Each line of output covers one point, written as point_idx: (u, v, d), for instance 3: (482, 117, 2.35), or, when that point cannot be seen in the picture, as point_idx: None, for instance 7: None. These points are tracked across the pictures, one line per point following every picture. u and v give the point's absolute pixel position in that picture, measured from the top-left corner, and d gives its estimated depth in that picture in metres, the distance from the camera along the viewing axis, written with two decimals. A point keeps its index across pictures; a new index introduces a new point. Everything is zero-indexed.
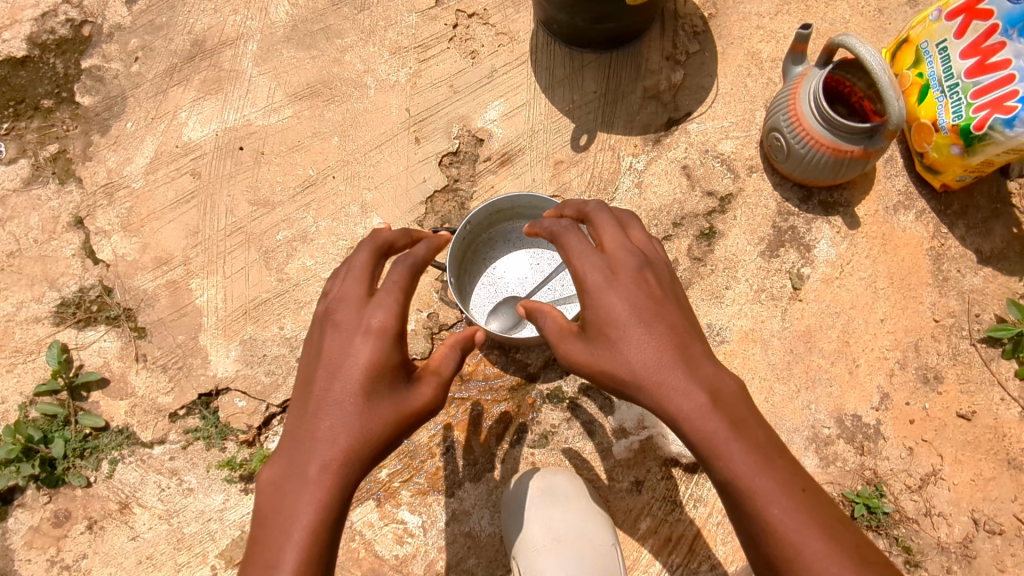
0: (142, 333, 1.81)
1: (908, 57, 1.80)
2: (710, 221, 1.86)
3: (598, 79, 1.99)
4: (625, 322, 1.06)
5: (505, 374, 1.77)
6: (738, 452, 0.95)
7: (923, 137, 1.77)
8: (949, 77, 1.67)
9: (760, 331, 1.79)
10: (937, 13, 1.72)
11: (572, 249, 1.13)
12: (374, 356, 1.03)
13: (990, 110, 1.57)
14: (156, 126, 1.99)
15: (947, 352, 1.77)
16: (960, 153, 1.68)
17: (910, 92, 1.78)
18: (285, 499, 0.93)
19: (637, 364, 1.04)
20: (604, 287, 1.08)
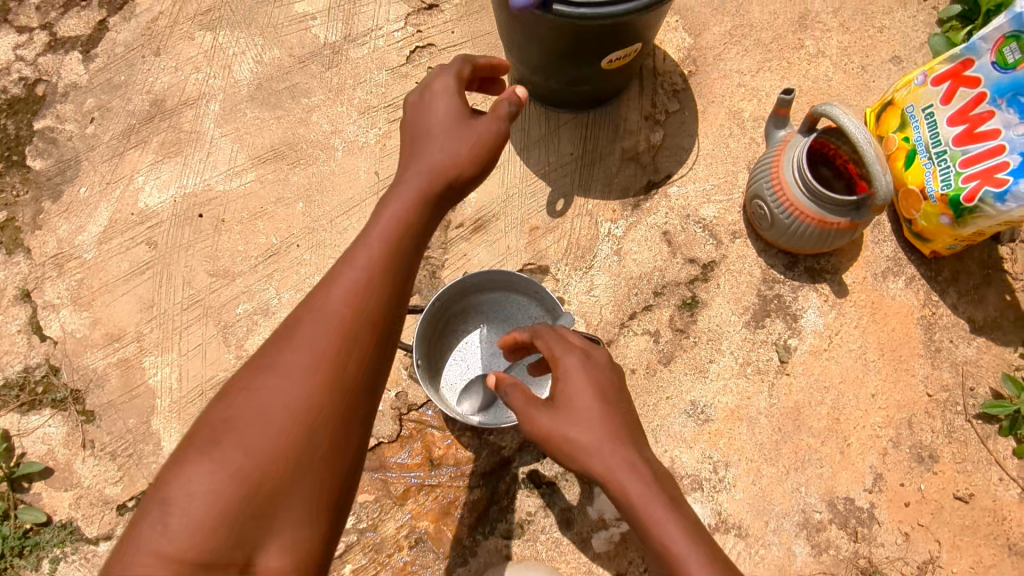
0: (90, 417, 1.70)
1: (892, 119, 1.74)
2: (692, 290, 1.78)
3: (575, 141, 1.91)
4: (590, 391, 1.00)
5: (478, 457, 1.67)
6: (674, 525, 0.85)
7: (910, 204, 1.70)
8: (936, 144, 1.61)
9: (746, 409, 1.70)
10: (922, 77, 1.66)
11: (547, 335, 1.11)
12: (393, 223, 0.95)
13: (980, 181, 1.51)
14: (111, 191, 1.89)
15: (942, 429, 1.68)
16: (949, 224, 1.61)
17: (896, 156, 1.71)
18: (274, 393, 0.81)
19: (595, 430, 0.95)
20: (576, 365, 1.03)
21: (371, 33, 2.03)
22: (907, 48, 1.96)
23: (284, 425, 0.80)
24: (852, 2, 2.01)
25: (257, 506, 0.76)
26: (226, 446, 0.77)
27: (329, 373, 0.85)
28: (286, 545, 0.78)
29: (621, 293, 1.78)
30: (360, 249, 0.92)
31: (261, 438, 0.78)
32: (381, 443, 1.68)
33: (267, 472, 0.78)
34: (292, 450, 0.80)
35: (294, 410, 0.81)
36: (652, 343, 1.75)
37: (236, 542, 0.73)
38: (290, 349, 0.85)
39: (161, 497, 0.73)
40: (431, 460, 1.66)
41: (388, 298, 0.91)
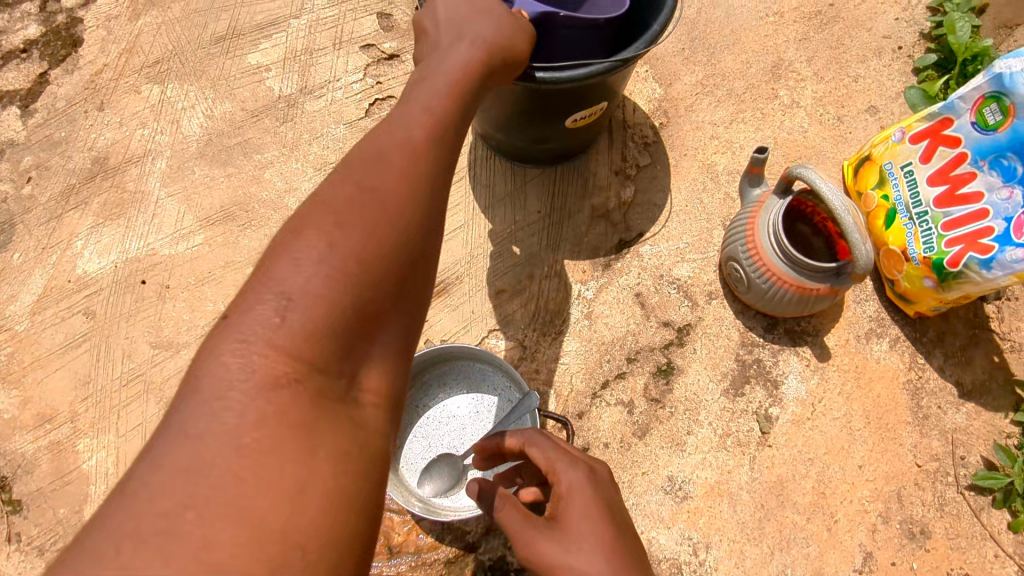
0: (16, 508, 1.56)
1: (870, 176, 1.67)
2: (667, 355, 1.68)
3: (542, 197, 1.83)
4: (595, 514, 0.90)
5: (441, 543, 1.54)
6: None
7: (892, 264, 1.62)
8: (916, 204, 1.54)
9: (727, 484, 1.59)
10: (899, 133, 1.60)
11: (544, 444, 1.02)
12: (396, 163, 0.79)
13: (965, 245, 1.44)
14: (47, 256, 1.76)
15: (933, 502, 1.59)
16: (932, 287, 1.53)
17: (875, 214, 1.64)
18: (313, 252, 0.69)
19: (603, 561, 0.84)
20: (581, 483, 0.95)
21: (328, 85, 1.94)
22: (883, 97, 1.90)
23: (333, 278, 0.69)
24: (825, 51, 1.95)
25: (317, 331, 0.67)
26: (273, 326, 0.66)
27: (386, 237, 0.74)
28: (360, 438, 0.69)
29: (593, 359, 1.68)
30: (392, 131, 0.83)
31: (369, 221, 0.73)
32: None
33: (326, 354, 0.68)
34: (348, 300, 0.69)
35: (352, 252, 0.71)
36: (626, 414, 1.64)
37: (297, 452, 0.62)
38: (365, 175, 0.77)
39: (197, 394, 0.63)
40: (389, 548, 1.54)
41: (440, 160, 0.84)
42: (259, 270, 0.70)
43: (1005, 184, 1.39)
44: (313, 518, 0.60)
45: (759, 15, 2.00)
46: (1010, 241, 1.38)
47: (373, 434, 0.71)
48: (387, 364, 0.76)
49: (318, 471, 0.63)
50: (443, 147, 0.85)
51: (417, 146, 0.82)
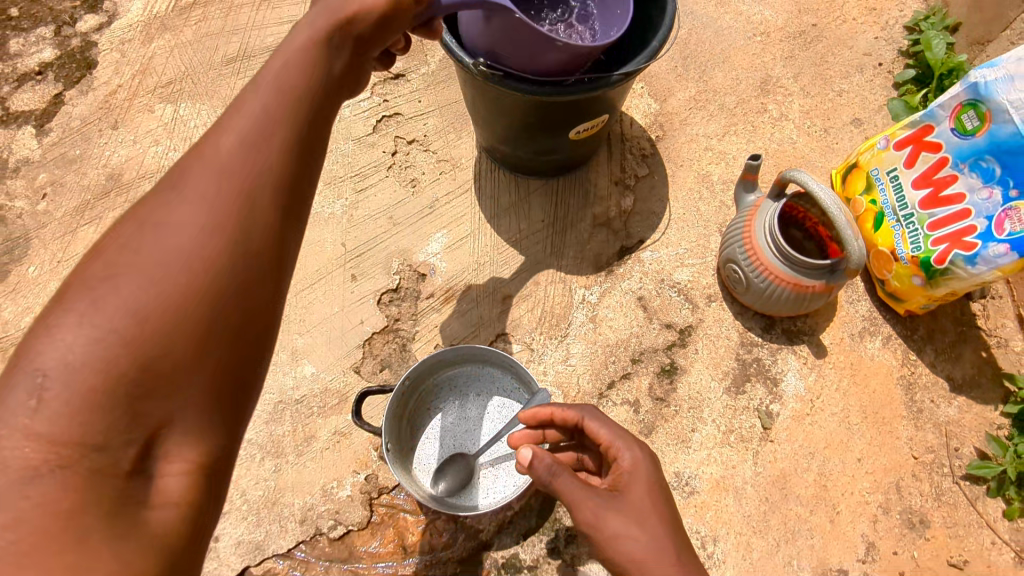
0: None
1: (859, 182, 1.76)
2: (670, 356, 1.74)
3: (546, 207, 1.90)
4: (656, 495, 0.99)
5: (454, 542, 1.57)
6: None
7: (883, 264, 1.70)
8: (902, 207, 1.63)
9: (731, 479, 1.64)
10: (884, 141, 1.69)
11: (603, 422, 1.11)
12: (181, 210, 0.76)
13: (950, 244, 1.52)
14: (62, 270, 1.80)
15: (930, 493, 1.64)
16: (921, 285, 1.61)
17: (865, 217, 1.73)
18: (145, 279, 0.71)
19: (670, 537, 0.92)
20: (643, 462, 1.03)
21: None
22: (866, 110, 2.00)
23: (98, 344, 0.67)
24: (810, 67, 2.07)
25: (79, 410, 0.66)
26: (29, 412, 0.64)
27: (201, 261, 0.75)
28: (137, 531, 0.66)
29: (599, 361, 1.73)
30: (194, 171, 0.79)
31: (135, 288, 0.71)
32: (350, 531, 1.58)
33: (100, 433, 0.66)
34: (113, 372, 0.67)
35: (114, 317, 0.69)
36: (633, 413, 1.69)
37: (61, 547, 0.61)
38: (147, 231, 0.75)
39: None
40: (404, 547, 1.57)
41: (238, 205, 0.79)
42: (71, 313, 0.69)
43: (985, 184, 1.48)
44: (140, 543, 0.66)
45: (747, 35, 2.11)
46: (992, 237, 1.45)
47: (162, 523, 0.69)
48: (191, 426, 0.74)
49: (123, 538, 0.65)
50: (249, 192, 0.80)
51: (209, 198, 0.78)
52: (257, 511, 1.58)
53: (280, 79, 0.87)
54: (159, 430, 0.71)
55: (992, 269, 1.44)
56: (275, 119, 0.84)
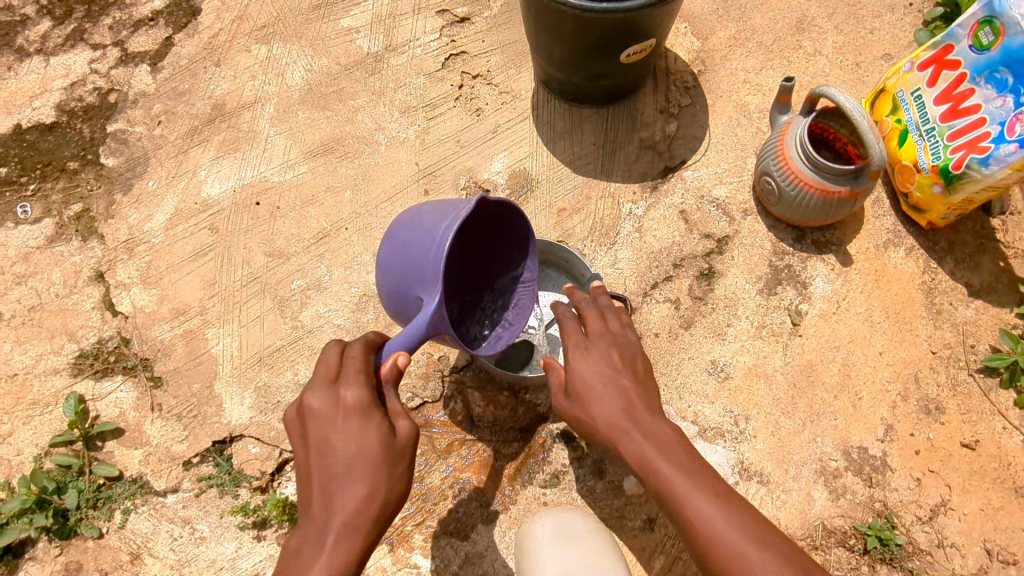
0: (158, 383, 1.85)
1: (886, 105, 1.92)
2: (708, 262, 1.94)
3: (596, 132, 2.11)
4: (590, 372, 1.24)
5: (516, 414, 1.81)
6: (665, 472, 1.11)
7: (907, 177, 1.87)
8: (925, 123, 1.79)
9: (763, 366, 1.83)
10: (908, 66, 1.85)
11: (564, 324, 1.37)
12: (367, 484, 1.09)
13: (966, 150, 1.68)
14: (177, 184, 2.08)
15: (946, 383, 1.81)
16: (941, 193, 1.78)
17: (893, 136, 1.89)
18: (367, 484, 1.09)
19: (600, 407, 1.21)
20: (580, 353, 1.28)
21: (409, 44, 2.25)
22: (896, 46, 2.17)
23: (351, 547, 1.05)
24: (844, 8, 2.23)
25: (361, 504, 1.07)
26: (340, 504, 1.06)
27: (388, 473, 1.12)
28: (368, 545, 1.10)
29: (644, 265, 1.94)
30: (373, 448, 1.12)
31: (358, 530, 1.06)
32: (424, 402, 1.82)
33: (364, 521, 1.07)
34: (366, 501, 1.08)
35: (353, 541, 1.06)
36: (674, 309, 1.89)
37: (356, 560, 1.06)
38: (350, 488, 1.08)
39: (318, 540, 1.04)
40: (472, 418, 1.81)
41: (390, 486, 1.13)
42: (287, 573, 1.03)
43: (999, 94, 1.64)
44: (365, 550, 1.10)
45: None
46: (1004, 141, 1.62)
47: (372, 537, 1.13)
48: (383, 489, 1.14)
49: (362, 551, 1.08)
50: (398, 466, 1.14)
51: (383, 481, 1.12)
52: None
53: (350, 430, 1.11)
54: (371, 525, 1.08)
55: (1004, 167, 1.61)
56: (361, 490, 1.08)
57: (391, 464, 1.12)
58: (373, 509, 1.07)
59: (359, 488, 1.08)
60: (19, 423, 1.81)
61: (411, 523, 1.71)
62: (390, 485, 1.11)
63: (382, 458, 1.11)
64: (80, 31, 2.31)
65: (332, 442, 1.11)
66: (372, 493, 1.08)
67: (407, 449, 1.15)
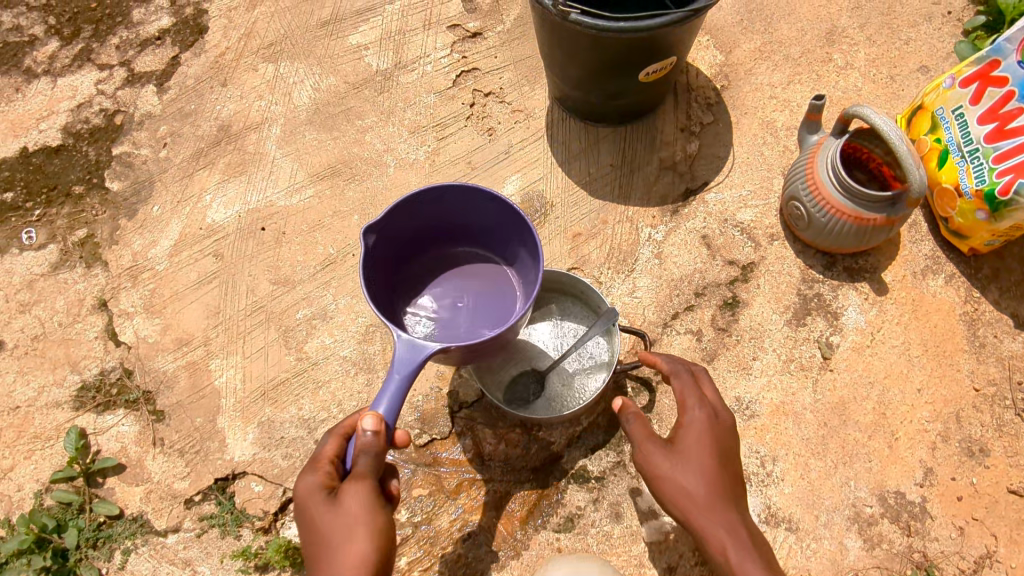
0: (161, 417, 1.80)
1: (924, 123, 1.80)
2: (732, 290, 1.83)
3: (614, 153, 2.02)
4: (708, 448, 1.25)
5: (528, 452, 1.72)
6: (756, 570, 1.15)
7: (948, 201, 1.74)
8: (968, 143, 1.66)
9: (791, 404, 1.72)
10: (949, 82, 1.73)
11: (684, 378, 1.35)
12: (357, 545, 1.14)
13: (1014, 175, 1.56)
14: (182, 209, 2.03)
15: (991, 423, 1.69)
16: (986, 219, 1.65)
17: (931, 156, 1.77)
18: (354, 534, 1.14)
19: (708, 483, 1.22)
20: (701, 426, 1.27)
21: (419, 61, 2.18)
22: (933, 58, 2.04)
23: None
24: (877, 17, 2.11)
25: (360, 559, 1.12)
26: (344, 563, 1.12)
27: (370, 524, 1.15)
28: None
29: (664, 293, 1.84)
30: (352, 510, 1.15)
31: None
32: (433, 439, 1.74)
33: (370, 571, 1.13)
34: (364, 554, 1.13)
35: None
36: (696, 341, 1.79)
37: None
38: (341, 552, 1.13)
39: None
40: (481, 456, 1.72)
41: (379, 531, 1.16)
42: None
43: None
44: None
45: None
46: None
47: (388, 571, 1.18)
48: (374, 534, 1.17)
49: None
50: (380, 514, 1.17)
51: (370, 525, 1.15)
52: None
53: (315, 521, 1.17)
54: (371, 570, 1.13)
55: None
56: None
57: (347, 540, 1.14)
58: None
59: (356, 549, 1.13)
60: (21, 458, 1.77)
61: (418, 568, 1.62)
62: (357, 557, 1.13)
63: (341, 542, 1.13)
64: (88, 51, 2.27)
65: (309, 541, 1.18)
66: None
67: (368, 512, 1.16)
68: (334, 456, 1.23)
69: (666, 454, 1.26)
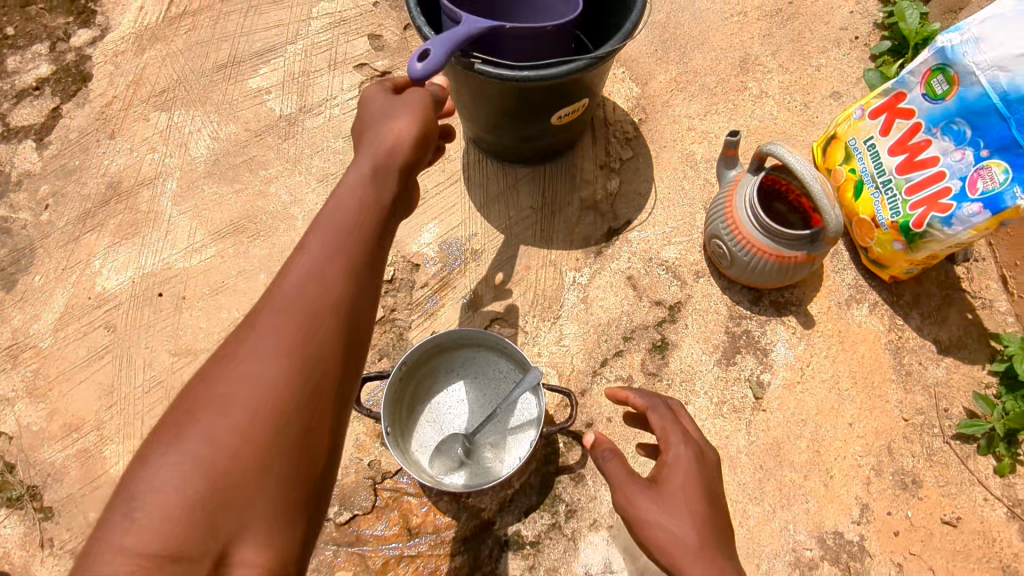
0: (48, 514, 1.62)
1: (840, 153, 1.80)
2: (661, 332, 1.78)
3: (534, 194, 1.95)
4: (699, 491, 1.03)
5: (458, 522, 1.62)
6: None
7: (865, 232, 1.74)
8: (882, 175, 1.67)
9: (725, 448, 1.67)
10: (860, 114, 1.74)
11: (662, 410, 1.13)
12: (293, 322, 0.83)
13: (927, 207, 1.56)
14: (67, 277, 1.85)
15: (921, 453, 1.68)
16: (902, 249, 1.64)
17: (848, 186, 1.77)
18: (289, 312, 0.84)
19: (701, 530, 0.98)
20: (690, 464, 1.05)
21: (326, 103, 2.06)
22: (845, 83, 2.05)
23: (226, 434, 0.74)
24: (789, 44, 2.11)
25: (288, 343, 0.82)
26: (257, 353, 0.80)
27: (315, 316, 0.85)
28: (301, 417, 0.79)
29: (592, 339, 1.77)
30: (307, 278, 0.87)
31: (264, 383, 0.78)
32: (355, 515, 1.62)
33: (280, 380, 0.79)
34: (292, 350, 0.81)
35: (256, 390, 0.77)
36: (627, 389, 1.72)
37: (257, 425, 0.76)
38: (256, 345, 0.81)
39: (208, 405, 0.76)
40: (409, 529, 1.61)
41: (332, 325, 0.86)
42: (218, 363, 0.81)
43: (957, 146, 1.52)
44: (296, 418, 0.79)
45: (725, 16, 2.15)
46: (964, 199, 1.50)
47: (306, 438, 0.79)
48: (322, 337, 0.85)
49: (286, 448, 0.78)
50: (338, 315, 0.87)
51: (317, 317, 0.85)
52: None
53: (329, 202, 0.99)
54: (290, 379, 0.80)
55: (967, 228, 1.49)
56: (323, 238, 0.92)
57: (392, 117, 1.11)
58: (319, 282, 0.87)
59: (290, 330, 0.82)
60: None
61: None
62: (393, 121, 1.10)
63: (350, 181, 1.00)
64: None
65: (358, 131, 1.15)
66: (366, 151, 1.06)
67: (420, 122, 1.11)
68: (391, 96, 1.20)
69: (648, 493, 1.03)
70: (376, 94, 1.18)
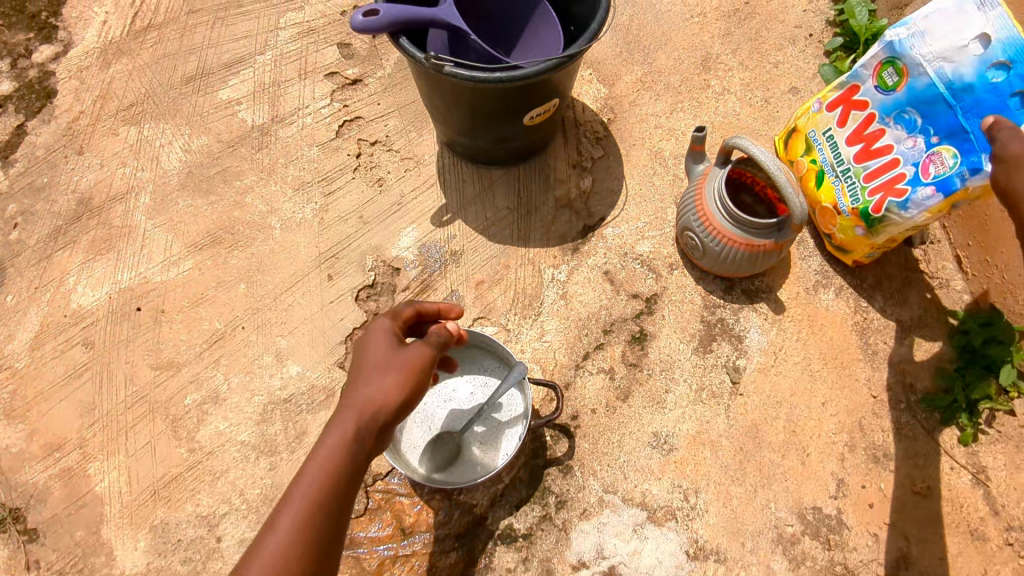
0: (34, 536, 1.60)
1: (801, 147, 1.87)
2: (639, 324, 1.83)
3: (509, 195, 1.99)
4: None
5: (450, 519, 1.65)
6: None
7: (829, 219, 1.80)
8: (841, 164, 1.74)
9: (706, 433, 1.73)
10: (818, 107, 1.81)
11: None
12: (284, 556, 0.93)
13: (884, 192, 1.64)
14: (41, 296, 1.83)
15: (891, 427, 1.75)
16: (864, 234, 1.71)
17: (810, 177, 1.84)
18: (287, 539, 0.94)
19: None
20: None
21: (298, 112, 2.07)
22: (802, 79, 2.14)
23: None
24: (747, 43, 2.19)
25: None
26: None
27: (303, 548, 0.95)
28: None
29: (572, 334, 1.82)
30: (309, 501, 0.97)
31: None
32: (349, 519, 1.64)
33: None
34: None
35: None
36: (609, 380, 1.77)
37: None
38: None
39: None
40: (402, 529, 1.63)
41: (316, 552, 0.96)
42: None
43: (909, 134, 1.62)
44: None
45: (686, 17, 2.23)
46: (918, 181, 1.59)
47: None
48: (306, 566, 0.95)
49: None
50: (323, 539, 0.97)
51: (305, 548, 0.95)
52: (257, 509, 1.64)
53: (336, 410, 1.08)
54: None
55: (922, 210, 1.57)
56: (326, 455, 1.01)
57: (385, 364, 1.13)
58: (283, 565, 0.92)
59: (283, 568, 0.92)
60: None
61: None
62: (380, 375, 1.11)
63: (328, 445, 1.02)
64: None
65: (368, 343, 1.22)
66: (351, 404, 1.07)
67: (411, 366, 1.13)
68: (411, 313, 1.29)
69: None
70: (401, 312, 1.27)
